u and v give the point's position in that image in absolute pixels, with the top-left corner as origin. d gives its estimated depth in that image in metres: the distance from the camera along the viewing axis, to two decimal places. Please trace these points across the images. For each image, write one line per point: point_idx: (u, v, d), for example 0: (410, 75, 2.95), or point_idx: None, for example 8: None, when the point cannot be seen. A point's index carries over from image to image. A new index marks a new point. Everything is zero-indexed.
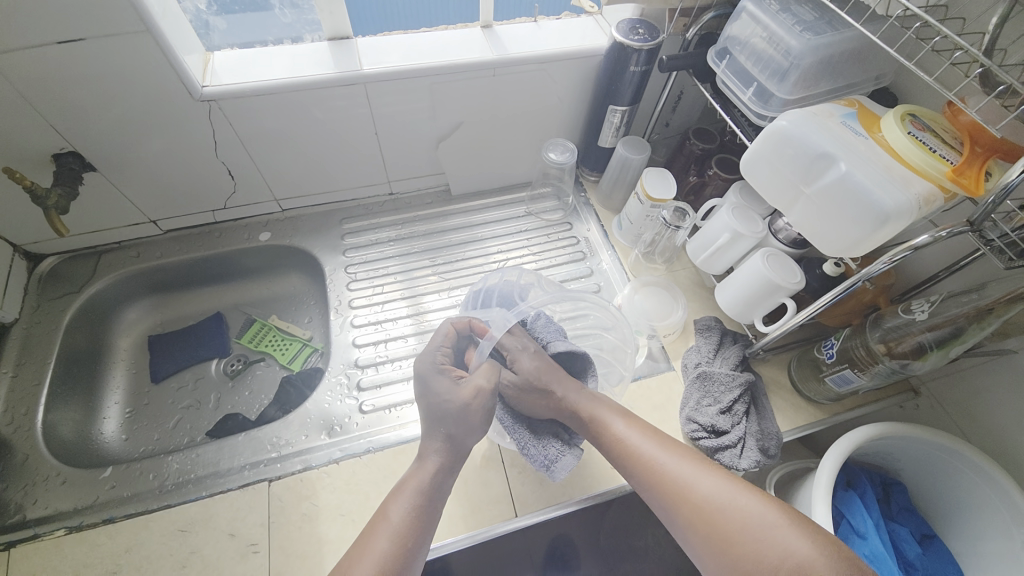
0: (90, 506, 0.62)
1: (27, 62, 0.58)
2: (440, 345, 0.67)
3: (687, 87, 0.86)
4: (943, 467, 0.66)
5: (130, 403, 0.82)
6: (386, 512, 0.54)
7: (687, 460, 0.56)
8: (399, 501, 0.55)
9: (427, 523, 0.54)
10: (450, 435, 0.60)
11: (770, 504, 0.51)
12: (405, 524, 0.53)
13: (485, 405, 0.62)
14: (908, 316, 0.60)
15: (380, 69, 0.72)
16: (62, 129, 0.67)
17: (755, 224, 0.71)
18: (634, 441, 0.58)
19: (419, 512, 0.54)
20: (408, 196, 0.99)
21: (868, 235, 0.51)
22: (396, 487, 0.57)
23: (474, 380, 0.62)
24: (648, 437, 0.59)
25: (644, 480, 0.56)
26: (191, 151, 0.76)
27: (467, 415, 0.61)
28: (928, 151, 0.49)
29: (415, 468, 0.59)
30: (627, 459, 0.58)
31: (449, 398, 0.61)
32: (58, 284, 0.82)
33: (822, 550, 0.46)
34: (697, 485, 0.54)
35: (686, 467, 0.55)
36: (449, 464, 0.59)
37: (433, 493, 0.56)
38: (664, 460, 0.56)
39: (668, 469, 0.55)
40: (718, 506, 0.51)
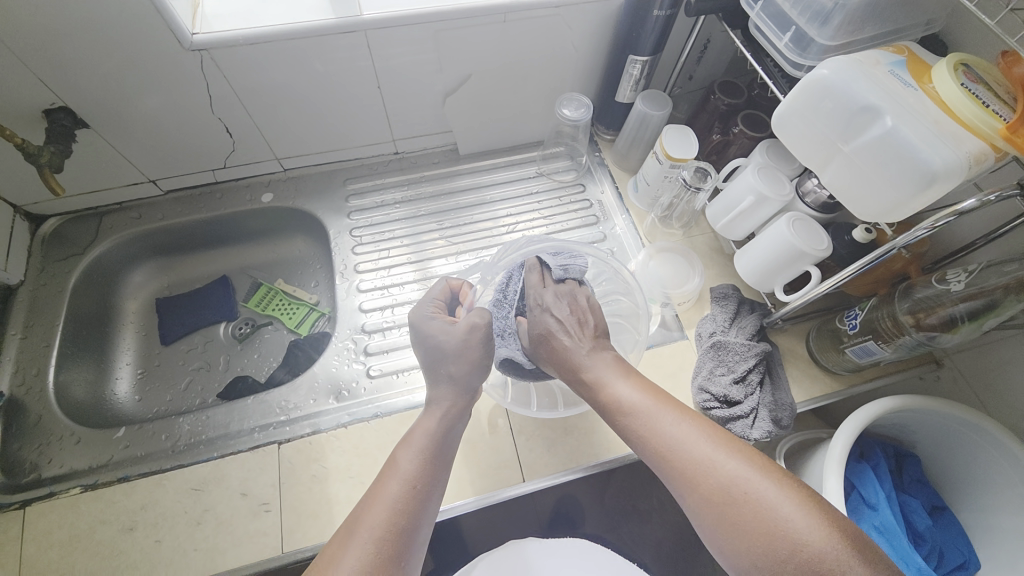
0: (105, 464, 0.64)
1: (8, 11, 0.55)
2: (433, 298, 0.67)
3: (714, 35, 0.79)
4: (962, 441, 0.64)
5: (141, 364, 0.83)
6: (395, 460, 0.53)
7: (707, 439, 0.49)
8: (407, 449, 0.54)
9: (439, 467, 0.54)
10: (454, 377, 0.59)
11: (788, 486, 0.45)
12: (417, 470, 0.52)
13: (482, 341, 0.61)
14: (942, 286, 0.56)
15: (381, 15, 0.67)
16: (51, 83, 0.64)
17: (782, 187, 0.67)
18: (644, 412, 0.52)
19: (430, 457, 0.53)
20: (414, 155, 0.95)
21: (909, 198, 0.46)
22: (404, 439, 0.56)
23: (468, 318, 0.61)
24: (662, 408, 0.52)
25: (653, 453, 0.51)
26: (187, 105, 0.72)
27: (466, 351, 0.60)
28: (982, 104, 0.44)
29: (424, 419, 0.58)
30: (637, 430, 0.52)
31: (445, 339, 0.60)
32: (63, 246, 0.81)
33: (823, 532, 0.42)
34: (708, 465, 0.48)
35: (701, 443, 0.49)
36: (455, 413, 0.58)
37: (439, 445, 0.55)
38: (678, 435, 0.50)
39: (680, 445, 0.49)
40: (731, 491, 0.46)
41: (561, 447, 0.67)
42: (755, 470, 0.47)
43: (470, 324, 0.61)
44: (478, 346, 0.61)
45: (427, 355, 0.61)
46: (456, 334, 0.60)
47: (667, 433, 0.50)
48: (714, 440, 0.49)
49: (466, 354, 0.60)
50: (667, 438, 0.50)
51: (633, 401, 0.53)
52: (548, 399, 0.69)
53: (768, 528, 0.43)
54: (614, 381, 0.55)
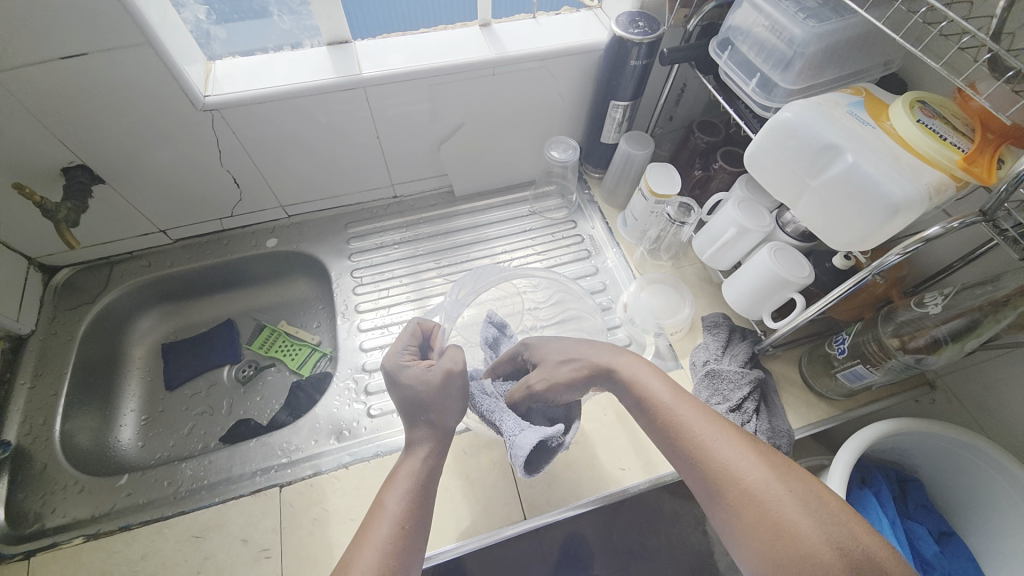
0: (107, 513, 0.64)
1: (28, 78, 0.59)
2: (406, 344, 0.63)
3: (690, 80, 0.84)
4: (963, 464, 0.64)
5: (145, 410, 0.84)
6: (383, 502, 0.52)
7: (721, 432, 0.48)
8: (394, 489, 0.53)
9: (424, 510, 0.53)
10: (432, 424, 0.57)
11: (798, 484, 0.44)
12: (404, 512, 0.51)
13: (458, 385, 0.59)
14: (921, 310, 0.58)
15: (380, 73, 0.72)
16: (69, 143, 0.68)
17: (762, 218, 0.70)
18: (674, 415, 0.50)
19: (417, 498, 0.53)
20: (412, 198, 0.99)
21: (877, 228, 0.49)
22: (387, 483, 0.55)
23: (441, 364, 0.59)
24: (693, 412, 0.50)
25: (682, 456, 0.49)
26: (197, 159, 0.77)
27: (440, 399, 0.58)
28: (938, 138, 0.47)
29: (407, 461, 0.56)
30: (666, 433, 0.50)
31: (422, 387, 0.58)
32: (74, 295, 0.84)
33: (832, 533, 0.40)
34: (741, 471, 0.45)
35: (714, 436, 0.47)
36: (434, 454, 0.57)
37: (420, 492, 0.54)
38: (691, 425, 0.49)
39: (714, 450, 0.47)
40: (746, 485, 0.44)
41: (561, 482, 0.67)
42: (788, 478, 0.44)
43: (442, 369, 0.58)
44: (454, 392, 0.58)
45: (403, 406, 0.58)
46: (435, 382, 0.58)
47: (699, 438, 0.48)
48: (725, 432, 0.48)
49: (444, 403, 0.58)
50: (679, 425, 0.49)
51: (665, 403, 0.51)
52: None
53: (779, 525, 0.41)
54: (651, 390, 0.53)
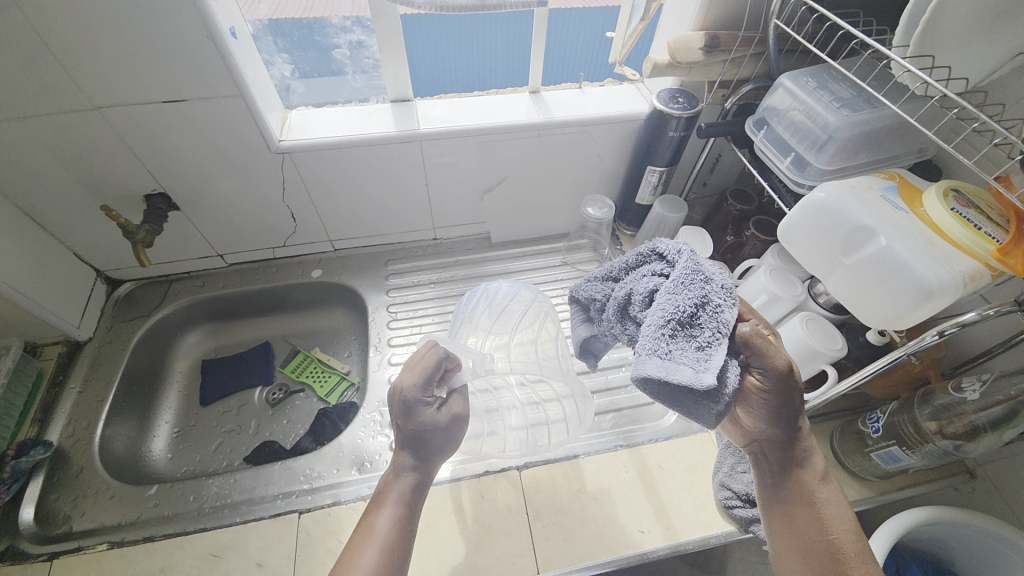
0: (133, 522, 0.66)
1: (132, 116, 0.67)
2: (429, 374, 0.55)
3: (725, 151, 0.89)
4: (1010, 566, 0.60)
5: (178, 423, 0.87)
6: (373, 524, 0.54)
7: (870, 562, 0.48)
8: (382, 512, 0.55)
9: (410, 538, 0.55)
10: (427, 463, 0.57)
11: None
12: (392, 535, 0.53)
13: (461, 428, 0.59)
14: (959, 395, 0.58)
15: (435, 129, 0.79)
16: (155, 174, 0.76)
17: (794, 287, 0.71)
18: (818, 496, 0.52)
19: (403, 525, 0.55)
20: (450, 242, 1.04)
21: (911, 309, 0.50)
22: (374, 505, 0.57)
23: (450, 408, 0.58)
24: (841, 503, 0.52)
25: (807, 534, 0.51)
26: (261, 193, 0.84)
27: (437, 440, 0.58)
28: (973, 228, 0.48)
29: (395, 486, 0.57)
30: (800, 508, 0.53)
31: (431, 429, 0.56)
32: (132, 308, 0.90)
33: None
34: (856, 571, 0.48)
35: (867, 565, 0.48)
36: (419, 482, 0.57)
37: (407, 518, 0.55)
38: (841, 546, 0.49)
39: (846, 547, 0.49)
40: None
41: (577, 539, 0.65)
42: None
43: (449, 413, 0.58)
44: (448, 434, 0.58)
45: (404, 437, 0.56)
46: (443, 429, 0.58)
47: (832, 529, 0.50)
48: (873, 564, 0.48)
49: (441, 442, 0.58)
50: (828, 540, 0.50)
51: (821, 483, 0.53)
52: (565, 486, 0.70)
53: None
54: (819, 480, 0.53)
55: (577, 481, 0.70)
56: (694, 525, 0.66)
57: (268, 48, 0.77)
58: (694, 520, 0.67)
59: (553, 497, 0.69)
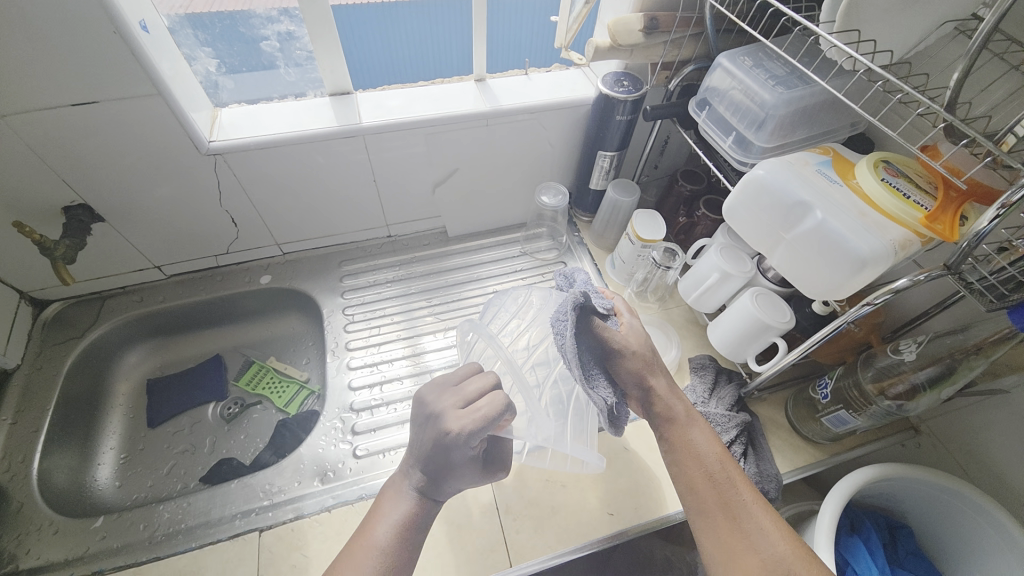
0: (80, 557, 0.62)
1: (37, 121, 0.61)
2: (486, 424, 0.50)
3: (673, 133, 0.90)
4: (950, 511, 0.64)
5: (125, 448, 0.82)
6: (373, 537, 0.53)
7: (709, 440, 0.56)
8: (381, 524, 0.54)
9: (409, 553, 0.54)
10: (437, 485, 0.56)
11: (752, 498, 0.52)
12: (393, 546, 0.52)
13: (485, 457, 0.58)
14: (897, 356, 0.60)
15: (379, 122, 0.76)
16: (73, 184, 0.70)
17: (743, 264, 0.72)
18: (691, 437, 0.56)
19: (404, 539, 0.54)
20: (406, 238, 1.02)
21: (847, 279, 0.51)
22: (368, 520, 0.56)
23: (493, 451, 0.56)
24: (712, 445, 0.55)
25: (699, 483, 0.53)
26: (196, 197, 0.78)
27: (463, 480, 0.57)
28: (902, 198, 0.50)
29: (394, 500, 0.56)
30: (682, 460, 0.55)
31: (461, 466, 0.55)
32: (62, 329, 0.83)
33: (776, 541, 0.48)
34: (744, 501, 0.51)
35: (705, 443, 0.55)
36: (427, 504, 0.56)
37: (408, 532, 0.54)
38: (687, 428, 0.56)
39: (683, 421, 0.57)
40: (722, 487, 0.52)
41: (549, 527, 0.66)
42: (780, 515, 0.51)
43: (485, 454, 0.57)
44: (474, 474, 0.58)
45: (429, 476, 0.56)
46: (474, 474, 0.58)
47: (705, 459, 0.54)
48: (711, 440, 0.56)
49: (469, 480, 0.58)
50: (671, 421, 0.57)
51: (688, 429, 0.56)
52: (534, 476, 0.70)
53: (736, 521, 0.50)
54: (687, 426, 0.57)
55: (546, 471, 0.70)
56: (662, 503, 0.68)
57: (188, 42, 0.72)
58: (661, 497, 0.68)
59: (523, 489, 0.69)
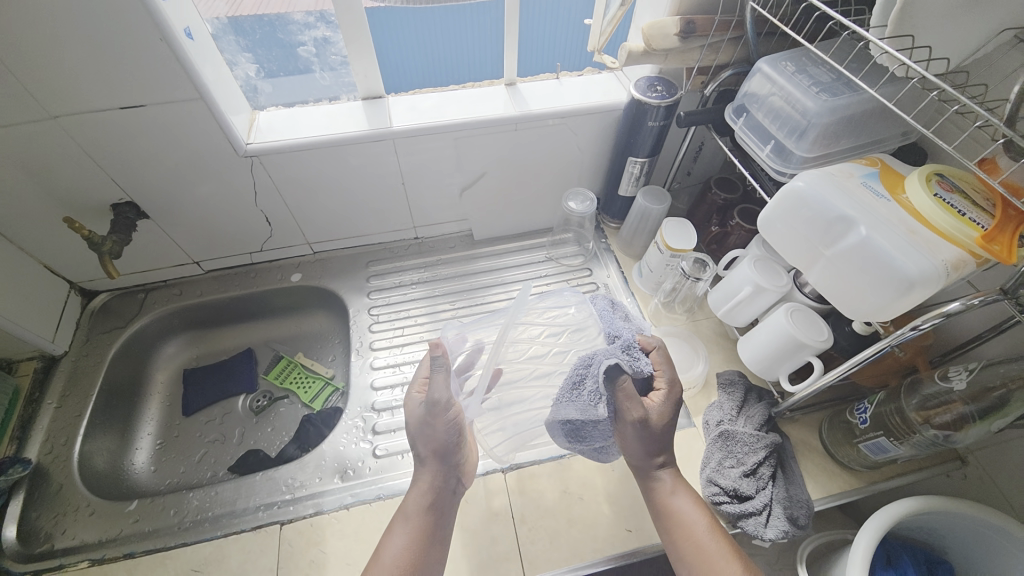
0: (114, 538, 0.65)
1: (90, 123, 0.65)
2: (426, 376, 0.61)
3: (707, 139, 0.87)
4: (999, 554, 0.59)
5: (161, 435, 0.86)
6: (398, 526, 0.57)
7: (693, 504, 0.58)
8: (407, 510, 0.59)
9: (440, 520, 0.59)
10: (434, 455, 0.60)
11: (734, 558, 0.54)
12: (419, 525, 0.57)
13: (448, 427, 0.59)
14: (946, 384, 0.56)
15: (408, 126, 0.77)
16: (121, 182, 0.74)
17: (778, 278, 0.69)
18: (676, 501, 0.58)
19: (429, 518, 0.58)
20: (433, 241, 1.02)
21: (893, 301, 0.48)
22: (391, 523, 0.58)
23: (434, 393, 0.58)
24: (700, 514, 0.57)
25: (688, 557, 0.55)
26: (235, 197, 0.81)
27: (433, 429, 0.59)
28: (956, 214, 0.46)
29: (407, 496, 0.60)
30: (674, 533, 0.57)
31: (420, 421, 0.60)
32: (108, 319, 0.88)
33: None
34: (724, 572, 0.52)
35: (687, 507, 0.58)
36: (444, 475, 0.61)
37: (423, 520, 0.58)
38: (671, 493, 0.59)
39: (669, 489, 0.59)
40: (706, 548, 0.54)
41: (565, 539, 0.65)
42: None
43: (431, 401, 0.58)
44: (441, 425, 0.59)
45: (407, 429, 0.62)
46: (448, 427, 0.59)
47: (689, 523, 0.57)
48: (695, 503, 0.58)
49: (431, 436, 0.60)
50: (657, 489, 0.60)
51: (674, 503, 0.58)
52: (551, 486, 0.69)
53: None
54: (672, 496, 0.59)
55: (563, 481, 0.69)
56: None
57: (230, 48, 0.75)
58: None
59: (539, 499, 0.68)
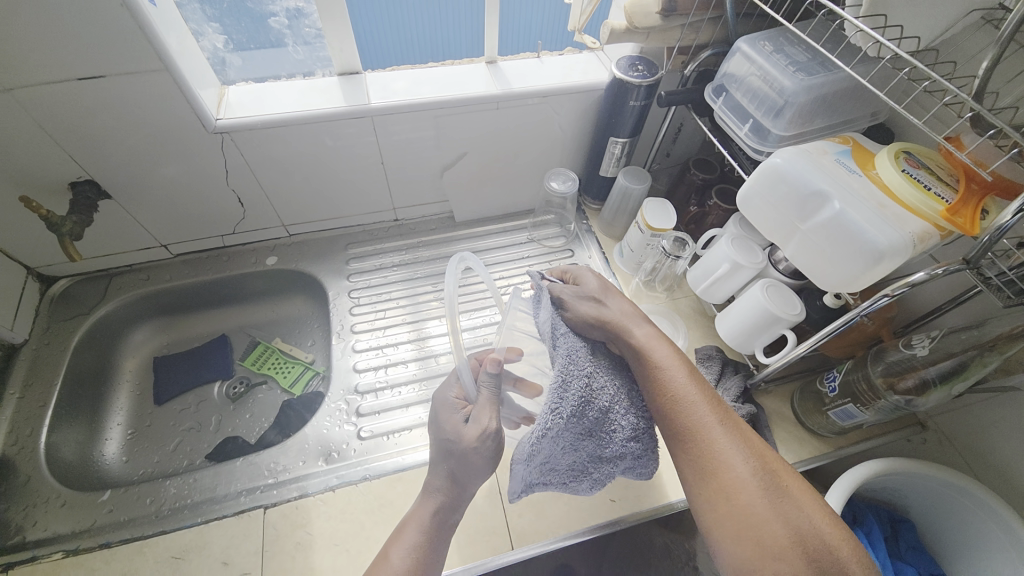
0: (87, 529, 0.63)
1: (48, 94, 0.60)
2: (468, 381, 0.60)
3: (686, 120, 0.88)
4: (956, 508, 0.63)
5: (132, 424, 0.83)
6: (400, 537, 0.55)
7: (683, 370, 0.53)
8: (414, 522, 0.56)
9: (444, 534, 0.57)
10: (452, 474, 0.58)
11: (729, 422, 0.50)
12: (424, 533, 0.55)
13: (492, 448, 0.56)
14: (909, 351, 0.60)
15: (387, 103, 0.75)
16: (81, 159, 0.69)
17: (754, 255, 0.71)
18: (659, 365, 0.53)
19: (433, 531, 0.56)
20: (412, 222, 1.01)
21: (863, 271, 0.51)
22: (399, 530, 0.56)
23: (479, 420, 0.56)
24: (686, 377, 0.52)
25: (672, 422, 0.51)
26: (207, 176, 0.78)
27: (469, 456, 0.57)
28: (922, 189, 0.49)
29: (420, 504, 0.59)
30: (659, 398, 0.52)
31: (456, 439, 0.57)
32: (70, 306, 0.84)
33: (755, 467, 0.47)
34: (730, 465, 0.47)
35: (674, 369, 0.53)
36: (455, 495, 0.58)
37: (434, 534, 0.56)
38: (662, 357, 0.54)
39: (653, 356, 0.54)
40: (692, 414, 0.50)
41: (552, 512, 0.66)
42: (804, 499, 0.45)
43: (478, 427, 0.56)
44: (483, 454, 0.57)
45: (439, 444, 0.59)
46: (486, 458, 0.57)
47: (678, 391, 0.52)
48: (682, 367, 0.53)
49: (465, 458, 0.57)
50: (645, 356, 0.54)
51: (672, 384, 0.52)
52: None
53: (708, 453, 0.48)
54: (653, 351, 0.54)
55: None
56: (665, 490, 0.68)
57: (195, 17, 0.70)
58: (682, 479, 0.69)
59: None
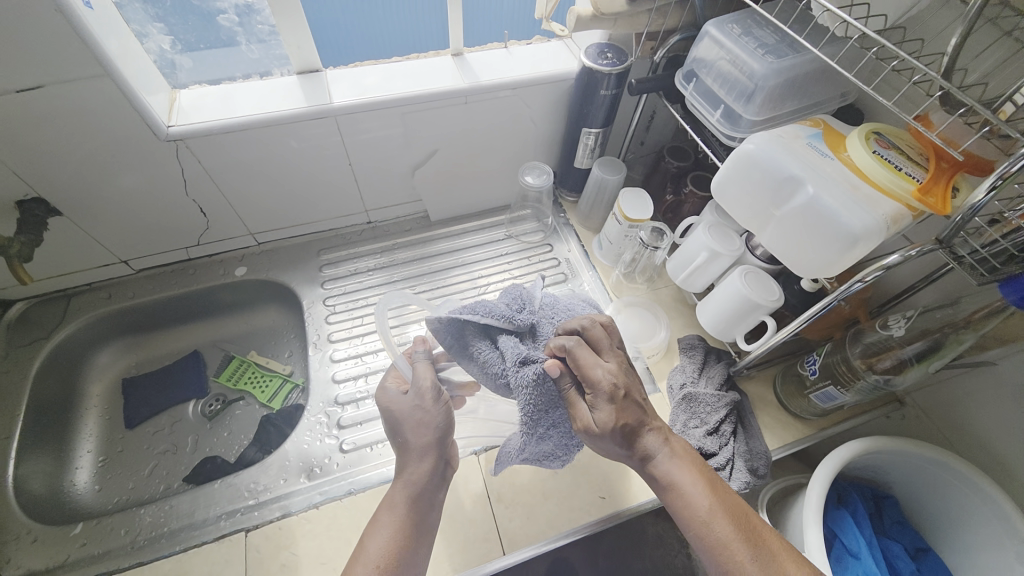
0: (61, 565, 0.60)
1: None
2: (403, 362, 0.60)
3: (658, 108, 0.87)
4: (937, 481, 0.64)
5: (103, 451, 0.79)
6: (378, 526, 0.52)
7: (695, 479, 0.53)
8: (391, 505, 0.53)
9: (426, 519, 0.54)
10: (421, 447, 0.54)
11: (754, 532, 0.49)
12: (403, 519, 0.52)
13: (438, 400, 0.55)
14: (886, 332, 0.60)
15: (351, 102, 0.72)
16: (26, 176, 0.65)
17: (732, 243, 0.71)
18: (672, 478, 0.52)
19: (413, 516, 0.53)
20: (386, 224, 0.98)
21: (839, 256, 0.50)
22: (374, 517, 0.53)
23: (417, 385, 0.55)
24: (700, 490, 0.51)
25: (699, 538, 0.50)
26: (166, 186, 0.74)
27: (425, 420, 0.54)
28: (894, 169, 0.48)
29: (392, 487, 0.55)
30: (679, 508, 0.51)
31: (398, 409, 0.55)
32: (27, 330, 0.79)
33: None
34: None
35: (685, 479, 0.52)
36: (435, 466, 0.55)
37: (410, 518, 0.52)
38: (672, 469, 0.53)
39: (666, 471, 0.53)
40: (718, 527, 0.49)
41: (542, 513, 0.65)
42: None
43: (418, 392, 0.55)
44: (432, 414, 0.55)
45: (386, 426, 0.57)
46: (440, 413, 0.55)
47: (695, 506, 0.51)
48: (694, 477, 0.53)
49: (420, 422, 0.54)
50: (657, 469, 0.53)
51: (691, 498, 0.51)
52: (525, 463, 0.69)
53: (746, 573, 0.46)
54: (668, 463, 0.53)
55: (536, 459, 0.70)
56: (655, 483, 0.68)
57: (137, 17, 0.66)
58: None
59: (514, 477, 0.68)
